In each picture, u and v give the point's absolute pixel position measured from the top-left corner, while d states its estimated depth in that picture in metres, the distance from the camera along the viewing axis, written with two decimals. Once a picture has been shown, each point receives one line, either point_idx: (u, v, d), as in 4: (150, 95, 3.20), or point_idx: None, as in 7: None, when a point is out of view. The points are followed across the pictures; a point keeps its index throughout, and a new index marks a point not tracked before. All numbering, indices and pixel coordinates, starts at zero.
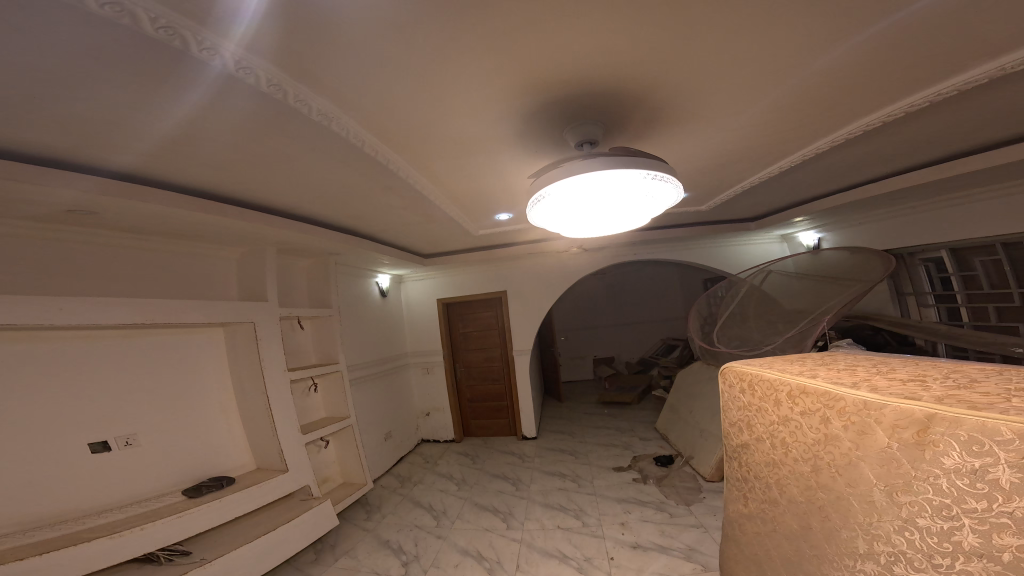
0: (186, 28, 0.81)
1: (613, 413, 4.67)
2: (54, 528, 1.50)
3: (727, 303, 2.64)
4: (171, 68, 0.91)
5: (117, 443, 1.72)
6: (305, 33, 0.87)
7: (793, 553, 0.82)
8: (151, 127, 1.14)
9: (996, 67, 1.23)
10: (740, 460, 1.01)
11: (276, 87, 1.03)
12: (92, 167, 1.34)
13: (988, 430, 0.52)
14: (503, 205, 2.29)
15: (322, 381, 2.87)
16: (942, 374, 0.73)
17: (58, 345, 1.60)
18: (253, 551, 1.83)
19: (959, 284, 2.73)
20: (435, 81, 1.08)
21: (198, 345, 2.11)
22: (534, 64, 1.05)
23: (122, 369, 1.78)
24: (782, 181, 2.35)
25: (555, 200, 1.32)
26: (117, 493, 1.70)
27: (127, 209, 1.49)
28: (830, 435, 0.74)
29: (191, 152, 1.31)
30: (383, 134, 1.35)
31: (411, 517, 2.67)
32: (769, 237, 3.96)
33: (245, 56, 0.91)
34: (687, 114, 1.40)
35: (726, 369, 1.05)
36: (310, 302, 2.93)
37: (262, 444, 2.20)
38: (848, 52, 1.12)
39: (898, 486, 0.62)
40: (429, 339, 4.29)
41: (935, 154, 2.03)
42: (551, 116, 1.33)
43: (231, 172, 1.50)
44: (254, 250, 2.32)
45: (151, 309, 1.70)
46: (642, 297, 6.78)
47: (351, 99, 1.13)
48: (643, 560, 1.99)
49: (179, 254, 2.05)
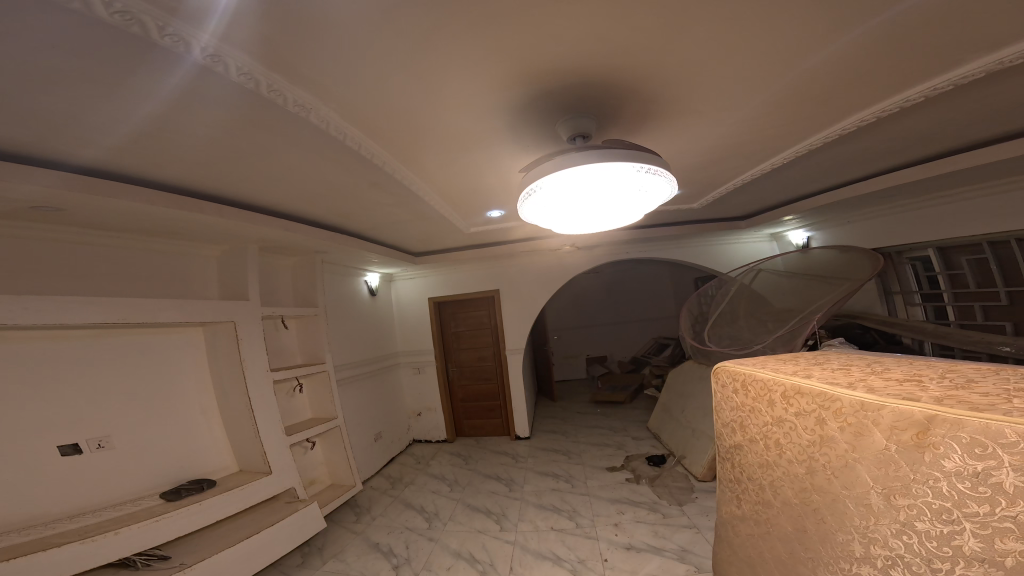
0: (148, 14, 0.75)
1: (606, 411, 4.67)
2: (21, 533, 1.43)
3: (718, 303, 2.64)
4: (136, 58, 0.87)
5: (89, 446, 1.65)
6: (282, 21, 0.83)
7: (787, 556, 0.81)
8: (118, 118, 1.08)
9: (995, 61, 1.21)
10: (733, 461, 0.99)
11: (247, 77, 0.97)
12: (59, 160, 1.27)
13: (992, 432, 0.51)
14: (496, 201, 2.26)
15: (308, 381, 2.81)
16: (938, 374, 0.72)
17: (26, 346, 1.53)
18: (236, 555, 1.77)
19: (946, 283, 2.76)
20: (422, 71, 1.04)
21: (178, 346, 2.04)
22: (525, 54, 1.01)
23: (96, 371, 1.71)
24: (774, 178, 2.34)
25: (547, 194, 1.28)
26: (91, 497, 1.63)
27: (99, 204, 1.41)
28: (826, 437, 0.72)
29: (165, 145, 1.25)
30: (367, 126, 1.30)
31: (401, 519, 2.62)
32: (758, 236, 3.99)
33: (218, 45, 0.86)
34: (680, 106, 1.37)
35: (719, 369, 1.02)
36: (296, 300, 2.86)
37: (245, 446, 2.13)
38: (847, 44, 1.09)
39: (896, 489, 0.61)
40: (420, 338, 4.23)
41: (924, 151, 2.04)
42: (542, 108, 1.30)
43: (209, 166, 1.44)
44: (235, 248, 2.25)
45: (128, 307, 1.63)
46: (635, 296, 6.80)
47: (334, 90, 1.08)
48: (635, 562, 1.97)
49: (157, 252, 1.99)
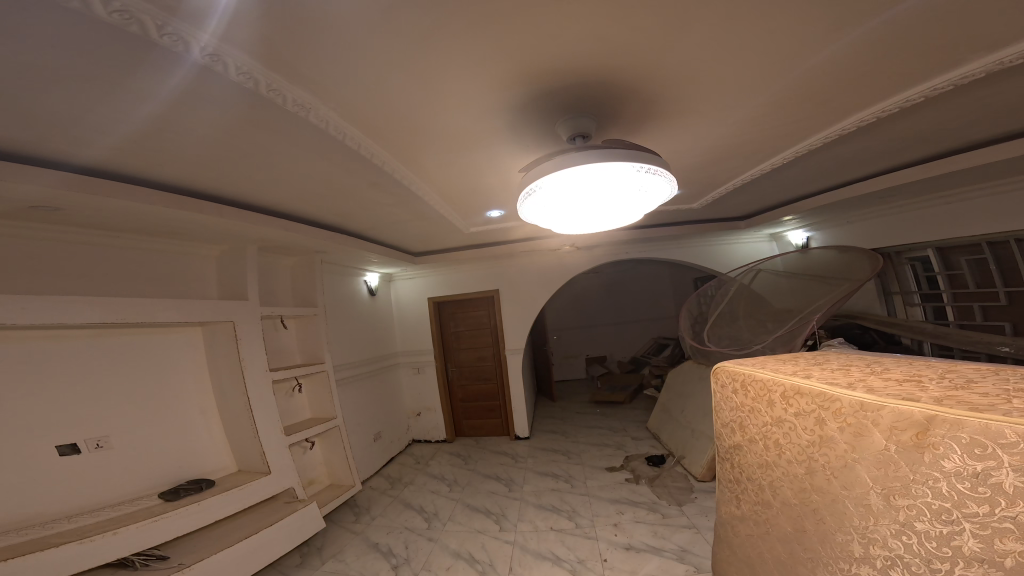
0: (147, 13, 0.75)
1: (605, 411, 4.67)
2: (19, 533, 1.42)
3: (718, 303, 2.63)
4: (135, 58, 0.86)
5: (88, 446, 1.64)
6: (281, 21, 0.82)
7: (786, 556, 0.81)
8: (117, 118, 1.08)
9: (995, 61, 1.21)
10: (733, 461, 0.99)
11: (247, 76, 0.97)
12: (58, 160, 1.27)
13: (992, 432, 0.51)
14: (495, 201, 2.26)
15: (307, 381, 2.81)
16: (937, 374, 0.72)
17: (24, 346, 1.52)
18: (235, 554, 1.76)
19: (945, 283, 2.76)
20: (422, 70, 1.04)
21: (177, 346, 2.04)
22: (525, 54, 1.01)
23: (95, 371, 1.70)
24: (774, 178, 2.34)
25: (547, 194, 1.28)
26: (90, 497, 1.62)
27: (97, 204, 1.41)
28: (826, 437, 0.72)
29: (164, 144, 1.25)
30: (367, 126, 1.30)
31: (401, 519, 2.62)
32: (758, 236, 3.99)
33: (218, 45, 0.86)
34: (680, 106, 1.37)
35: (719, 369, 1.02)
36: (296, 300, 2.86)
37: (244, 446, 2.13)
38: (847, 44, 1.09)
39: (896, 489, 0.61)
40: (419, 338, 4.23)
41: (924, 151, 2.04)
42: (542, 108, 1.29)
43: (209, 166, 1.44)
44: (234, 248, 2.25)
45: (127, 307, 1.63)
46: (635, 296, 6.80)
47: (334, 89, 1.08)
48: (635, 562, 1.97)
49: (157, 252, 1.98)
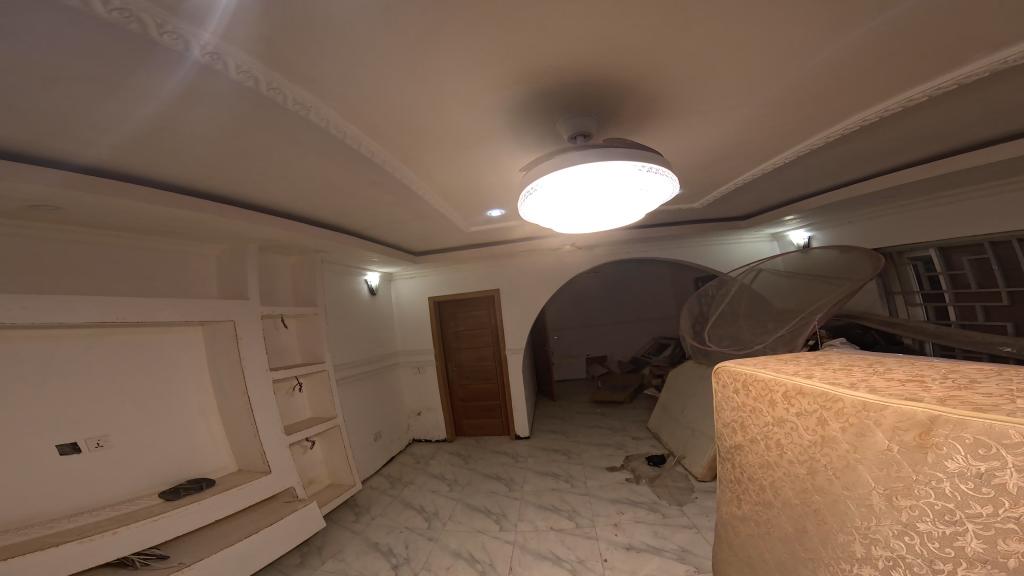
0: (147, 11, 0.75)
1: (605, 411, 4.66)
2: (20, 533, 1.42)
3: (718, 303, 2.62)
4: (135, 57, 0.86)
5: (88, 445, 1.64)
6: (281, 18, 0.82)
7: (787, 556, 0.80)
8: (116, 117, 1.08)
9: (998, 61, 1.20)
10: (733, 461, 0.98)
11: (247, 75, 0.97)
12: (58, 159, 1.27)
13: (995, 433, 0.50)
14: (496, 200, 2.26)
15: (308, 381, 2.81)
16: (940, 374, 0.72)
17: (25, 345, 1.52)
18: (235, 553, 1.76)
19: (947, 283, 2.76)
20: (422, 69, 1.04)
21: (177, 345, 2.04)
22: (525, 53, 1.01)
23: (96, 370, 1.70)
24: (775, 178, 2.34)
25: (547, 193, 1.28)
26: (90, 497, 1.62)
27: (97, 203, 1.41)
28: (828, 437, 0.72)
29: (164, 143, 1.24)
30: (367, 125, 1.29)
31: (401, 518, 2.62)
32: (759, 236, 3.98)
33: (218, 43, 0.85)
34: (681, 106, 1.36)
35: (720, 369, 1.02)
36: (296, 300, 2.86)
37: (244, 445, 2.13)
38: (849, 43, 1.09)
39: (898, 490, 0.60)
40: (420, 337, 4.23)
41: (926, 151, 2.03)
42: (542, 107, 1.29)
43: (210, 165, 1.44)
44: (234, 248, 2.25)
45: (127, 307, 1.63)
46: (635, 296, 6.80)
47: (334, 88, 1.08)
48: (635, 561, 1.97)
49: (157, 252, 1.99)
